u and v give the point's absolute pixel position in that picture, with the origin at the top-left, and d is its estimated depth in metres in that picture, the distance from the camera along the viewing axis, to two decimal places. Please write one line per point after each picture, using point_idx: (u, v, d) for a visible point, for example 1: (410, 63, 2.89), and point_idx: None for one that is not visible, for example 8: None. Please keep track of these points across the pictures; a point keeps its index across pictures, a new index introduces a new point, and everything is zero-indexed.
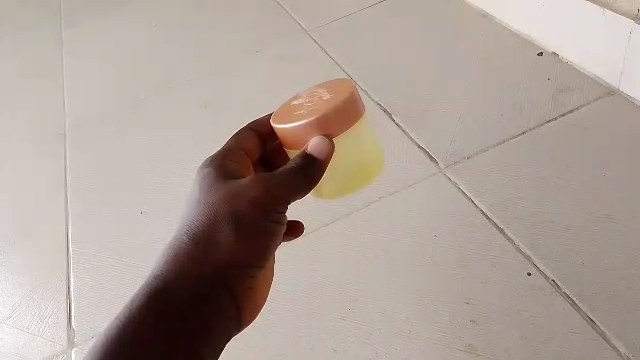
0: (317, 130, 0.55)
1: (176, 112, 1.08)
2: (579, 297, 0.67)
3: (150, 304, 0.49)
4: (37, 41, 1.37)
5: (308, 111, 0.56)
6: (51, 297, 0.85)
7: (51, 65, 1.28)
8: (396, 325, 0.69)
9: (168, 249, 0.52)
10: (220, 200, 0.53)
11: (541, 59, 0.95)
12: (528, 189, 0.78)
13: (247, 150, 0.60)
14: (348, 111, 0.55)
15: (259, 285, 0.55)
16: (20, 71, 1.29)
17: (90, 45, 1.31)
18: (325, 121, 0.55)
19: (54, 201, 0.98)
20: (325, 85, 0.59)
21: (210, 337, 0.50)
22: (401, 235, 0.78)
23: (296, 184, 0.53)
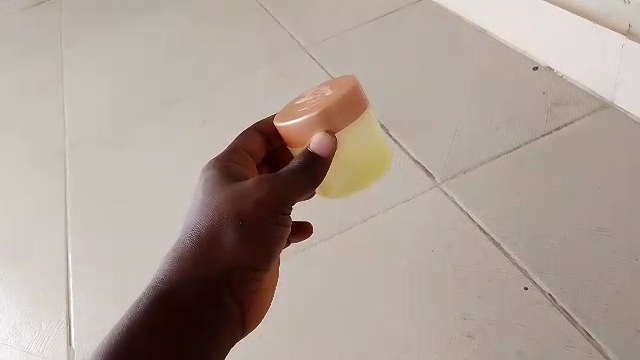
0: (322, 125, 0.53)
1: (171, 126, 1.10)
2: (576, 311, 0.67)
3: (153, 307, 0.48)
4: (37, 58, 1.38)
5: (309, 107, 0.54)
6: (51, 316, 0.85)
7: (50, 79, 1.30)
8: (394, 339, 0.70)
9: (172, 252, 0.52)
10: (223, 203, 0.52)
11: (531, 73, 0.96)
12: (524, 202, 0.79)
13: (251, 151, 0.58)
14: (350, 103, 0.53)
15: (263, 287, 0.55)
16: (21, 85, 1.31)
17: (88, 59, 1.33)
18: (327, 116, 0.52)
19: (53, 219, 0.99)
20: (328, 81, 0.57)
21: (212, 340, 0.49)
22: (398, 249, 0.78)
23: (300, 184, 0.52)
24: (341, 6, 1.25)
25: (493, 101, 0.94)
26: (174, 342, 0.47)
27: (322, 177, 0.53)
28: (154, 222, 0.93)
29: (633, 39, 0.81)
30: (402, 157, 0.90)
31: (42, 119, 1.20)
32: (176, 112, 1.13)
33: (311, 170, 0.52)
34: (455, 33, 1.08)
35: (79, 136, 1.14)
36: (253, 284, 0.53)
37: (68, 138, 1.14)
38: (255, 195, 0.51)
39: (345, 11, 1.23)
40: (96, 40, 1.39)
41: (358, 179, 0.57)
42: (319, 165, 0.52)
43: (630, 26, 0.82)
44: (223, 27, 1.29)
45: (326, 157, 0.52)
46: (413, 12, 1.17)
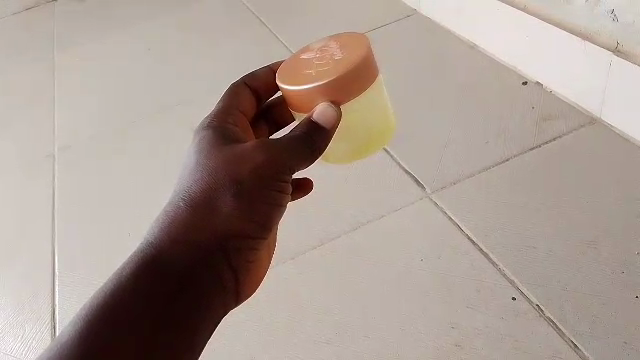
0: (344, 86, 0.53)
1: (162, 131, 1.10)
2: (563, 322, 0.68)
3: (147, 264, 0.48)
4: (26, 64, 1.37)
5: (323, 70, 0.53)
6: (37, 322, 0.83)
7: (42, 83, 1.30)
8: (383, 349, 0.69)
9: (167, 210, 0.51)
10: (221, 167, 0.51)
11: (520, 87, 0.97)
12: (513, 214, 0.80)
13: (245, 109, 0.60)
14: (363, 70, 0.53)
15: (258, 258, 0.55)
16: (13, 88, 1.31)
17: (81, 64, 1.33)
18: (339, 83, 0.52)
19: (40, 224, 0.97)
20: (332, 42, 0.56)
21: (202, 304, 0.49)
22: (387, 258, 0.78)
23: (299, 153, 0.52)
24: (333, 16, 1.26)
25: (483, 113, 0.95)
26: (165, 301, 0.47)
27: (323, 148, 0.53)
28: (143, 227, 0.93)
29: (621, 56, 0.83)
30: (394, 167, 0.91)
31: (32, 124, 1.20)
32: (167, 117, 1.12)
33: (309, 140, 0.52)
34: (447, 46, 1.10)
35: (70, 142, 1.13)
36: (249, 253, 0.53)
37: (58, 143, 1.13)
38: (255, 160, 0.51)
39: (337, 21, 1.24)
40: (89, 45, 1.39)
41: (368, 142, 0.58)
42: (318, 132, 0.53)
43: (618, 43, 0.83)
44: (217, 35, 1.30)
45: (328, 126, 0.52)
46: (405, 25, 1.18)
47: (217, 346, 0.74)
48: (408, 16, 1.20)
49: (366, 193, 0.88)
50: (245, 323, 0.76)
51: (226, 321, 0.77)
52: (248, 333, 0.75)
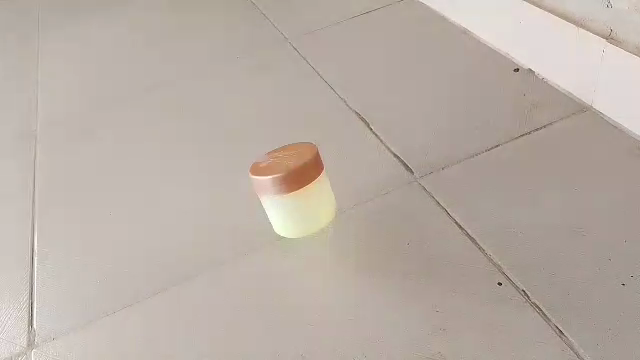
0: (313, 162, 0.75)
1: (150, 113, 1.08)
2: (549, 308, 0.66)
3: None
4: (19, 47, 1.36)
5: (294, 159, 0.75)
6: (12, 298, 0.80)
7: (33, 64, 1.29)
8: (365, 331, 0.68)
9: None
10: None
11: (513, 76, 0.97)
12: (501, 201, 0.79)
13: None
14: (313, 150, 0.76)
15: None
16: (4, 69, 1.29)
17: (73, 46, 1.32)
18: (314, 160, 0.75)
19: (22, 204, 0.95)
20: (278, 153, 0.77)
21: None
22: (373, 242, 0.77)
23: None
24: (327, 10, 1.25)
25: (474, 100, 0.94)
26: None
27: None
28: (126, 207, 0.90)
29: (613, 44, 0.81)
30: (384, 152, 0.90)
31: (20, 102, 1.18)
32: (156, 99, 1.11)
33: None
34: (441, 36, 1.09)
35: (55, 122, 1.11)
36: None
37: (42, 124, 1.11)
38: None
39: (333, 13, 1.24)
40: (83, 29, 1.38)
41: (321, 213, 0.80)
42: None
43: (612, 30, 0.82)
44: (212, 23, 1.29)
45: None
46: (401, 16, 1.18)
47: (196, 326, 0.72)
48: (404, 9, 1.20)
49: (354, 178, 0.87)
50: (227, 302, 0.74)
51: (207, 302, 0.75)
52: (229, 315, 0.73)
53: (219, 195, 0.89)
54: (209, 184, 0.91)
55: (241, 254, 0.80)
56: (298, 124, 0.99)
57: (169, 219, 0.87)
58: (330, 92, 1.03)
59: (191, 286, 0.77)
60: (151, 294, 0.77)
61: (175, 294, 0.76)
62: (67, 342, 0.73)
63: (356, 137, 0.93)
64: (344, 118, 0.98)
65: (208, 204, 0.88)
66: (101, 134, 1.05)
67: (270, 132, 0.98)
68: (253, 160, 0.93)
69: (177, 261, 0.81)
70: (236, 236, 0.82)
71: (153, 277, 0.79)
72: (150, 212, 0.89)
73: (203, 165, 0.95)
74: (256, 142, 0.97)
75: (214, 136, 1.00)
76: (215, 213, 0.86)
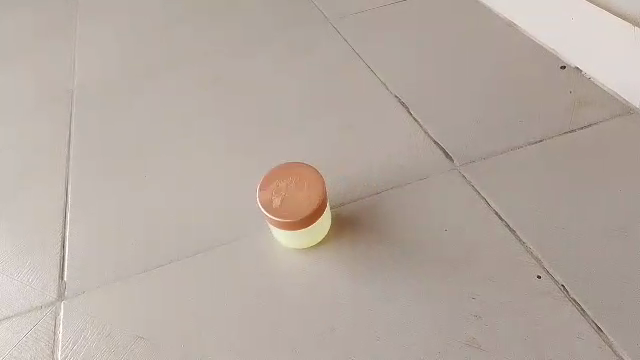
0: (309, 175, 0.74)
1: (185, 80, 1.06)
2: (589, 305, 0.65)
3: None
4: (55, 9, 1.35)
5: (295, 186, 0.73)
6: (43, 249, 0.80)
7: (69, 27, 1.28)
8: (398, 312, 0.67)
9: None
10: None
11: (558, 72, 0.94)
12: (543, 194, 0.77)
13: None
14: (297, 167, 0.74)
15: None
16: (39, 30, 1.29)
17: (109, 12, 1.31)
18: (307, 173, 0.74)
19: (53, 158, 0.94)
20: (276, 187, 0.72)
21: None
22: (410, 225, 0.76)
23: None
24: None
25: (517, 93, 0.93)
26: None
27: None
28: (158, 168, 0.90)
29: None
30: (422, 138, 0.88)
31: (55, 62, 1.17)
32: (191, 67, 1.09)
33: None
34: (486, 26, 1.07)
35: (88, 82, 1.10)
36: None
37: (77, 85, 1.10)
38: None
39: None
40: None
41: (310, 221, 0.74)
42: None
43: None
44: None
45: None
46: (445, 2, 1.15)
47: (227, 292, 0.72)
48: None
49: (391, 159, 0.85)
50: (259, 273, 0.73)
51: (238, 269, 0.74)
52: (260, 283, 0.72)
53: (252, 163, 0.88)
54: (242, 154, 0.90)
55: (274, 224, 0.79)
56: (335, 99, 0.97)
57: (201, 183, 0.86)
58: (369, 71, 1.01)
59: (222, 251, 0.76)
60: (182, 255, 0.77)
61: (207, 257, 0.76)
62: (97, 296, 0.74)
63: (394, 119, 0.92)
64: (383, 97, 0.96)
65: (241, 173, 0.86)
66: (134, 97, 1.05)
67: (306, 106, 0.97)
68: (288, 134, 0.92)
69: (209, 225, 0.80)
70: None
71: (183, 242, 0.78)
72: (182, 174, 0.88)
73: (237, 134, 0.94)
74: (291, 114, 0.96)
75: (249, 105, 0.99)
76: (248, 185, 0.85)
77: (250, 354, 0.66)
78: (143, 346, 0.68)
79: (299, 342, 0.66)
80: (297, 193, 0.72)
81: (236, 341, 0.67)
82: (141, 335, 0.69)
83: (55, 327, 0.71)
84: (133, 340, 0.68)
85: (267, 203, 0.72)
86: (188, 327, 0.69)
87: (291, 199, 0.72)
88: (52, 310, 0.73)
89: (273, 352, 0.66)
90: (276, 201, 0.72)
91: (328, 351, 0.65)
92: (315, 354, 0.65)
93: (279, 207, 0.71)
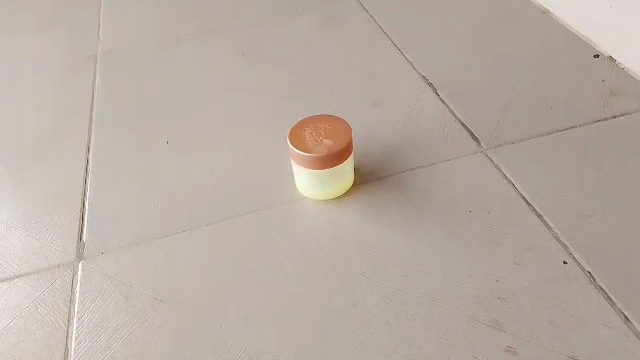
0: (329, 129, 0.74)
1: (210, 52, 1.05)
2: (616, 293, 0.63)
3: None
4: None
5: (323, 140, 0.73)
6: (63, 209, 0.80)
7: None
8: (421, 291, 0.66)
9: None
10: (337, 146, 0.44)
11: (592, 61, 0.92)
12: (572, 181, 0.75)
13: None
14: (318, 125, 0.75)
15: None
16: None
17: None
18: (329, 127, 0.75)
19: (75, 121, 0.94)
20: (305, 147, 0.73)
21: None
22: (435, 205, 0.75)
23: None
24: None
25: (549, 80, 0.91)
26: None
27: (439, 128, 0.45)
28: (181, 136, 0.89)
29: None
30: (450, 119, 0.86)
31: (80, 29, 1.17)
32: (216, 39, 1.08)
33: None
34: (518, 14, 1.05)
35: (112, 49, 1.09)
36: None
37: (102, 52, 1.09)
38: None
39: None
40: None
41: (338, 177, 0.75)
42: None
43: None
44: None
45: None
46: None
47: (247, 262, 0.71)
48: None
49: (417, 139, 0.84)
50: (281, 245, 0.72)
51: (260, 240, 0.73)
52: (281, 255, 0.71)
53: (276, 136, 0.87)
54: (266, 127, 0.89)
55: (297, 198, 0.78)
56: (362, 76, 0.95)
57: (224, 155, 0.85)
58: (396, 51, 1.00)
59: (245, 221, 0.76)
60: (203, 223, 0.76)
61: (228, 227, 0.75)
62: (117, 258, 0.73)
63: (421, 99, 0.90)
64: (411, 76, 0.94)
65: (264, 146, 0.86)
66: (157, 65, 1.04)
67: (332, 81, 0.95)
68: (313, 108, 0.91)
69: (231, 195, 0.79)
70: (292, 180, 0.80)
71: (205, 211, 0.78)
72: (205, 144, 0.87)
73: (261, 106, 0.92)
74: (316, 89, 0.94)
75: (274, 78, 0.97)
76: (272, 158, 0.84)
77: (269, 324, 0.65)
78: (163, 310, 0.67)
79: (319, 315, 0.66)
80: (331, 124, 0.75)
81: (255, 310, 0.67)
82: (161, 299, 0.68)
83: (74, 286, 0.71)
84: (152, 303, 0.68)
85: (331, 148, 0.72)
86: (207, 295, 0.68)
87: (336, 132, 0.74)
88: (71, 269, 0.73)
89: (292, 324, 0.65)
90: (330, 142, 0.73)
91: (349, 326, 0.64)
92: (335, 327, 0.64)
93: (339, 140, 0.73)
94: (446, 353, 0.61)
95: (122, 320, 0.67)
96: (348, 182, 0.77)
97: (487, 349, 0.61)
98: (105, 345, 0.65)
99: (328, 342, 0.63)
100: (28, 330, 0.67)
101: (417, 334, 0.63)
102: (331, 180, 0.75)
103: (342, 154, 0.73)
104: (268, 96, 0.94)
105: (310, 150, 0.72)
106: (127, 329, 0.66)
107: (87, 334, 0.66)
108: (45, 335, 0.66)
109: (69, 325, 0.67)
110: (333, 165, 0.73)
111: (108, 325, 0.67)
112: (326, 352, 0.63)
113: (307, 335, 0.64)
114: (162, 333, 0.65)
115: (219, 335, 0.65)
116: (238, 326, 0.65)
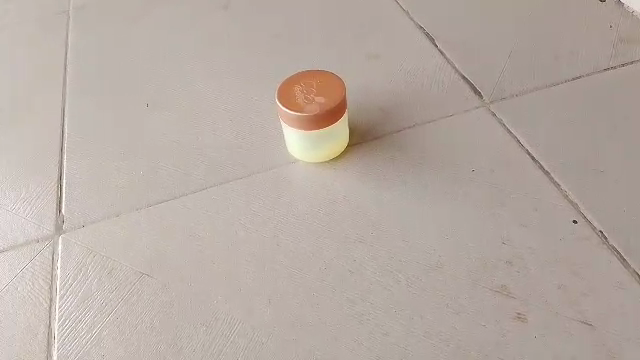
0: (322, 86, 0.69)
1: (190, 4, 0.98)
2: (629, 253, 0.60)
3: None
4: None
5: (315, 98, 0.68)
6: (39, 180, 0.75)
7: None
8: (423, 256, 0.63)
9: None
10: None
11: (599, 6, 0.87)
12: (581, 135, 0.71)
13: None
14: (312, 80, 0.69)
15: None
16: None
17: None
18: (322, 83, 0.69)
19: (48, 84, 0.87)
20: (296, 105, 0.68)
21: None
22: (435, 165, 0.70)
23: None
24: None
25: (553, 27, 0.85)
26: None
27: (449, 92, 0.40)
28: (163, 98, 0.83)
29: None
30: (449, 72, 0.81)
31: None
32: None
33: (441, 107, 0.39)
34: None
35: (84, 3, 1.01)
36: None
37: (73, 7, 1.01)
38: None
39: None
40: None
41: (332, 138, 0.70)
42: None
43: None
44: None
45: None
46: None
47: (238, 231, 0.67)
48: None
49: (414, 94, 0.79)
50: (274, 212, 0.68)
51: (251, 207, 0.69)
52: (274, 222, 0.67)
53: (264, 95, 0.81)
54: (254, 86, 0.83)
55: (289, 161, 0.73)
56: (354, 28, 0.89)
57: (210, 117, 0.80)
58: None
59: (234, 188, 0.71)
60: (189, 192, 0.71)
61: (217, 195, 0.71)
62: (98, 231, 0.69)
63: (418, 51, 0.84)
64: (407, 27, 0.88)
65: (252, 106, 0.80)
66: (133, 20, 0.96)
67: (322, 34, 0.89)
68: (303, 64, 0.85)
69: (219, 161, 0.74)
70: (283, 142, 0.75)
71: (191, 178, 0.73)
72: (188, 105, 0.81)
73: (248, 63, 0.86)
74: (306, 43, 0.88)
75: (260, 32, 0.91)
76: (261, 119, 0.78)
77: (263, 296, 0.62)
78: (149, 284, 0.64)
79: (316, 285, 0.62)
80: (322, 79, 0.69)
81: (248, 282, 0.63)
82: (147, 272, 0.65)
83: (54, 263, 0.66)
84: (138, 277, 0.64)
85: (324, 106, 0.67)
86: (198, 267, 0.64)
87: (330, 89, 0.68)
88: (50, 244, 0.68)
89: (288, 295, 0.62)
90: (323, 99, 0.68)
91: (347, 296, 0.61)
92: (333, 298, 0.61)
93: (332, 97, 0.68)
94: (451, 322, 0.58)
95: (106, 296, 0.63)
96: (343, 141, 0.72)
97: (495, 317, 0.58)
98: (90, 323, 0.62)
99: (326, 313, 0.60)
100: (8, 310, 0.63)
101: (421, 302, 0.59)
102: (325, 141, 0.70)
103: (336, 112, 0.67)
104: (254, 52, 0.88)
105: (302, 109, 0.67)
106: (113, 306, 0.63)
107: (70, 312, 0.63)
108: (26, 316, 0.63)
109: (51, 304, 0.63)
110: (326, 124, 0.68)
111: (93, 302, 0.63)
112: (324, 324, 0.59)
113: (303, 306, 0.61)
114: (150, 309, 0.62)
115: (211, 310, 0.61)
116: (230, 300, 0.62)
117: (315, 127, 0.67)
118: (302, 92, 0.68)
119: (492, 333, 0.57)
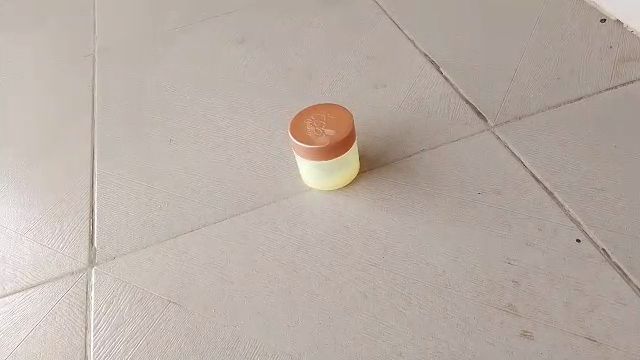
0: (333, 119, 0.73)
1: (207, 42, 1.03)
2: (632, 269, 0.62)
3: None
4: None
5: (326, 131, 0.72)
6: (72, 215, 0.80)
7: None
8: (432, 278, 0.66)
9: None
10: None
11: (600, 27, 0.89)
12: (583, 156, 0.74)
13: None
14: (324, 112, 0.73)
15: None
16: None
17: None
18: (333, 116, 0.73)
19: (77, 123, 0.93)
20: (307, 137, 0.72)
21: None
22: (443, 189, 0.74)
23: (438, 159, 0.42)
24: None
25: (554, 48, 0.88)
26: None
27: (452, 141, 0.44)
28: (183, 133, 0.88)
29: None
30: (455, 97, 0.84)
31: (75, 23, 1.14)
32: (213, 29, 1.06)
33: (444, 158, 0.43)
34: None
35: (109, 44, 1.07)
36: None
37: (98, 48, 1.07)
38: None
39: None
40: None
41: (341, 169, 0.74)
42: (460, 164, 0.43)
43: None
44: None
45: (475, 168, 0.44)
46: None
47: (257, 258, 0.71)
48: None
49: (421, 121, 0.82)
50: (289, 240, 0.72)
51: (268, 234, 0.73)
52: (290, 249, 0.71)
53: (279, 127, 0.86)
54: (268, 118, 0.87)
55: (303, 190, 0.77)
56: (362, 59, 0.93)
57: (227, 150, 0.84)
58: (397, 29, 0.97)
59: (251, 218, 0.75)
60: (210, 223, 0.76)
61: (235, 225, 0.75)
62: (127, 262, 0.74)
63: (424, 78, 0.88)
64: (412, 55, 0.92)
65: (268, 138, 0.85)
66: (154, 60, 1.02)
67: (331, 65, 0.93)
68: (314, 95, 0.89)
69: (237, 192, 0.79)
70: (297, 171, 0.79)
71: (211, 210, 0.77)
72: (207, 139, 0.86)
73: (262, 96, 0.91)
74: (317, 76, 0.92)
75: (274, 67, 0.95)
76: (276, 150, 0.83)
77: (282, 320, 0.65)
78: (176, 311, 0.68)
79: (331, 308, 0.65)
80: (331, 112, 0.73)
81: (267, 307, 0.67)
82: (174, 300, 0.69)
83: (88, 293, 0.71)
84: (166, 304, 0.69)
85: (333, 138, 0.71)
86: (221, 294, 0.69)
87: (340, 121, 0.72)
88: (84, 277, 0.73)
89: (305, 318, 0.65)
90: (332, 132, 0.72)
91: (361, 317, 0.64)
92: (347, 319, 0.64)
93: (341, 128, 0.72)
94: (459, 340, 0.61)
95: (136, 323, 0.68)
96: (354, 168, 0.76)
97: (502, 334, 0.60)
98: (123, 349, 0.66)
99: (341, 335, 0.63)
100: (46, 339, 0.68)
101: (430, 321, 0.63)
102: (334, 172, 0.74)
103: (344, 144, 0.71)
104: (267, 85, 0.93)
105: (312, 141, 0.71)
106: (143, 333, 0.67)
107: (104, 338, 0.67)
108: (64, 344, 0.68)
109: (87, 332, 0.68)
110: (336, 156, 0.72)
111: (125, 329, 0.68)
112: (339, 344, 0.63)
113: (320, 328, 0.64)
114: (177, 335, 0.66)
115: (233, 334, 0.65)
116: (251, 325, 0.66)
117: (325, 157, 0.71)
118: (313, 125, 0.73)
119: (500, 351, 0.59)
